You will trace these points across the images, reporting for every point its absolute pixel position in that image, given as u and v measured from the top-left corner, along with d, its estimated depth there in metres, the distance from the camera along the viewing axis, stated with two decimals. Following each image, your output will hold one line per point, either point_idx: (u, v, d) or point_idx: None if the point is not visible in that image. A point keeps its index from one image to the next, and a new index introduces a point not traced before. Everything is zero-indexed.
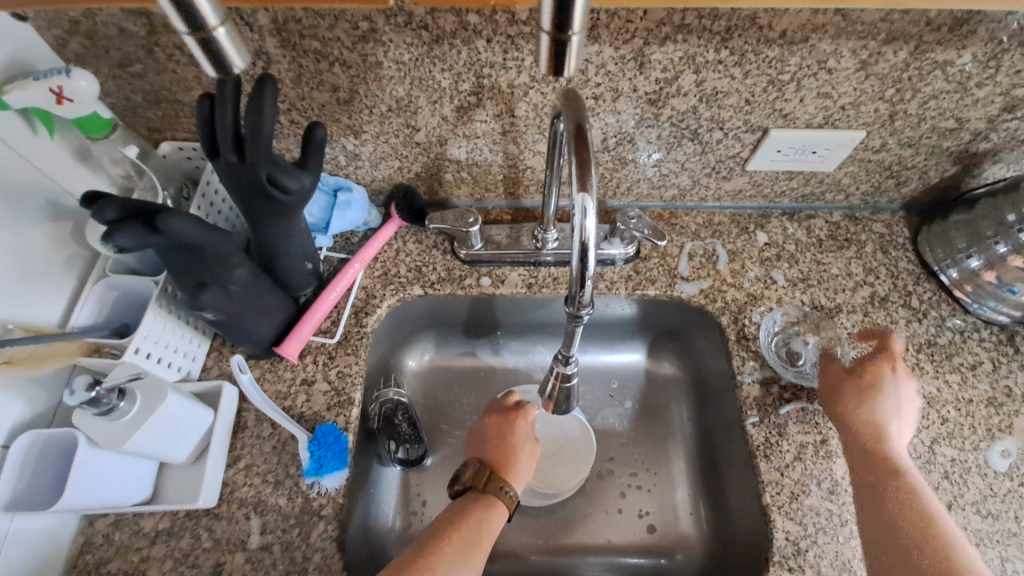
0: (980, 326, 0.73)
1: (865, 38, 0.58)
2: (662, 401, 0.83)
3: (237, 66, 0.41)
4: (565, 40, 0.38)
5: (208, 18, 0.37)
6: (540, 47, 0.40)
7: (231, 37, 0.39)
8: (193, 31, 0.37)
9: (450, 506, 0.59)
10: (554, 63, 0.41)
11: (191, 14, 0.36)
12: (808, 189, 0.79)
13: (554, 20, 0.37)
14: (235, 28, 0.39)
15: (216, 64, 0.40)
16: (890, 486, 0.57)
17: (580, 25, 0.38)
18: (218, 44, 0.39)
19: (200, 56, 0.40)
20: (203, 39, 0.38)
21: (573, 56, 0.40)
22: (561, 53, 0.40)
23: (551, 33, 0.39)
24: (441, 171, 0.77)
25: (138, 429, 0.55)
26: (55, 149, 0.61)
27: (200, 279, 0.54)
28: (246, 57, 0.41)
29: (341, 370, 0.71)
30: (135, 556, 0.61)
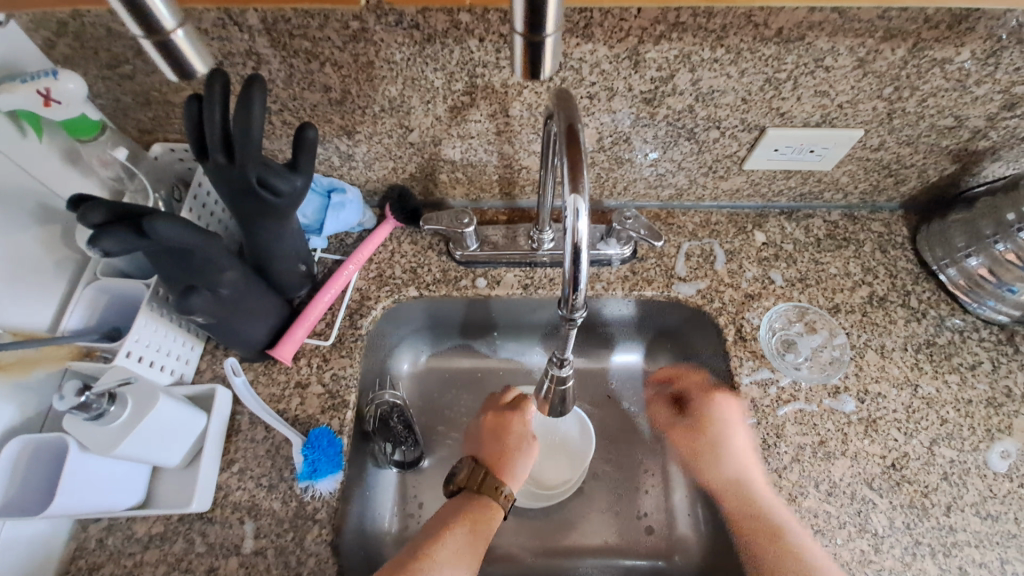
0: (979, 326, 0.73)
1: (863, 36, 0.57)
2: (660, 402, 0.83)
3: (199, 69, 0.40)
4: (539, 41, 0.38)
5: (164, 21, 0.37)
6: (513, 52, 0.40)
7: (191, 40, 0.39)
8: (149, 34, 0.37)
9: (446, 506, 0.60)
10: (529, 65, 0.40)
11: (144, 15, 0.36)
12: (806, 188, 0.79)
13: (527, 22, 0.37)
14: (194, 31, 0.39)
15: (176, 68, 0.40)
16: (762, 525, 0.62)
17: (554, 26, 0.38)
18: (176, 47, 0.38)
19: (159, 60, 0.40)
20: (159, 42, 0.38)
21: (548, 57, 0.40)
22: (536, 54, 0.39)
23: (523, 35, 0.38)
24: (435, 171, 0.77)
25: (129, 434, 0.54)
26: (44, 151, 0.60)
27: (190, 282, 0.54)
28: (208, 62, 0.41)
29: (336, 373, 0.70)
30: (129, 561, 0.60)
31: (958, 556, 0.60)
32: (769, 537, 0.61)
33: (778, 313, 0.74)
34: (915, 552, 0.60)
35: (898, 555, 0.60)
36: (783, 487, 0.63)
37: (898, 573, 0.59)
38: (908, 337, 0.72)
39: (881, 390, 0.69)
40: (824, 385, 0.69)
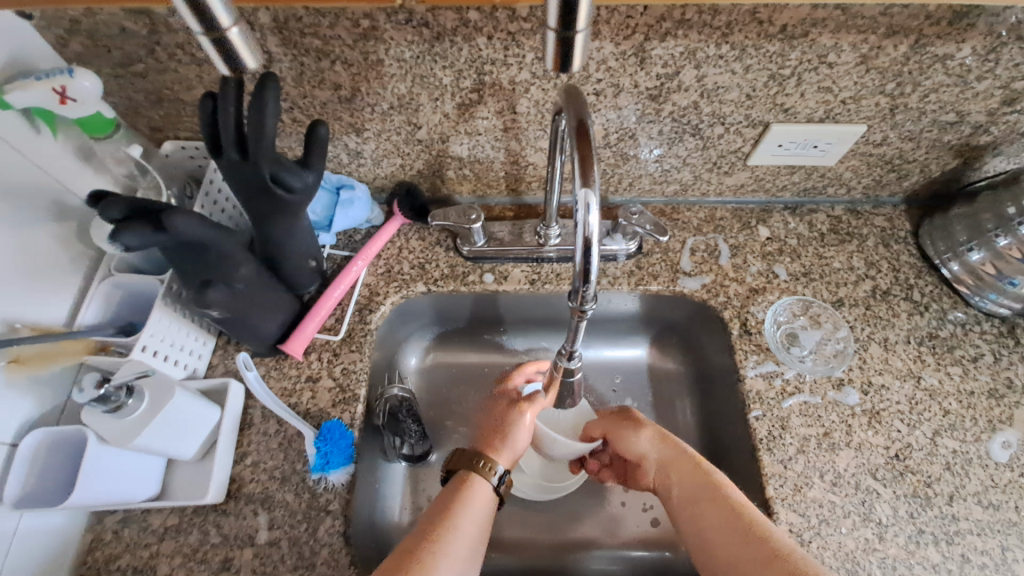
0: (980, 319, 0.74)
1: (865, 32, 0.58)
2: (665, 396, 0.84)
3: (249, 64, 0.42)
4: (571, 37, 0.39)
5: (221, 18, 0.38)
6: (546, 48, 0.41)
7: (244, 36, 0.41)
8: (207, 31, 0.39)
9: (444, 489, 0.60)
10: (560, 58, 0.41)
11: (204, 15, 0.38)
12: (809, 183, 0.79)
13: (559, 17, 0.38)
14: (246, 28, 0.41)
15: (229, 62, 0.42)
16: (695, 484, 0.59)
17: (584, 22, 0.39)
18: (231, 44, 0.40)
19: (214, 54, 0.41)
20: (216, 38, 0.40)
21: (579, 50, 0.41)
22: (567, 48, 0.40)
23: (556, 31, 0.39)
24: (443, 168, 0.78)
25: (146, 426, 0.56)
26: (59, 149, 0.61)
27: (206, 277, 0.55)
28: (257, 56, 0.42)
29: (346, 367, 0.71)
30: (145, 552, 0.61)
31: (961, 545, 0.61)
32: (707, 497, 0.57)
33: (782, 306, 0.75)
34: (918, 540, 0.61)
35: (902, 543, 0.61)
36: (787, 477, 0.64)
37: (902, 561, 0.60)
38: (911, 330, 0.73)
39: (885, 382, 0.70)
40: (828, 377, 0.70)
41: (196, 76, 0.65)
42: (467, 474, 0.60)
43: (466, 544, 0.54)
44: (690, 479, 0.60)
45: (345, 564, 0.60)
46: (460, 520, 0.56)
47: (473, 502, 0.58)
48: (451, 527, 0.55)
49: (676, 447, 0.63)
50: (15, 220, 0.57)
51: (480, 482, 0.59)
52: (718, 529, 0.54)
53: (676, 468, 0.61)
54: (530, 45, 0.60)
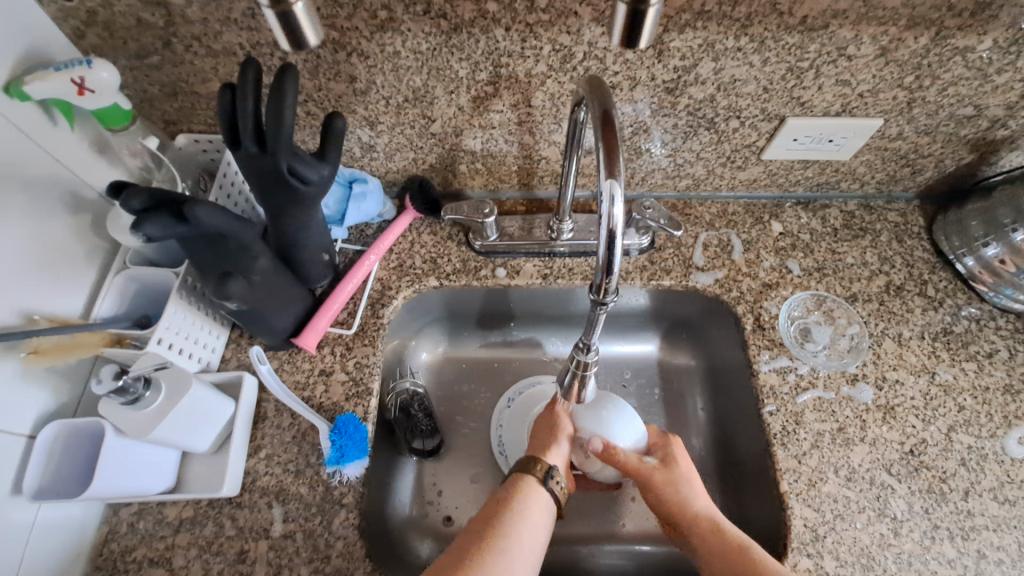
0: (996, 314, 0.74)
1: (886, 25, 0.58)
2: (677, 392, 0.84)
3: (311, 41, 0.42)
4: (642, 11, 0.38)
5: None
6: (614, 16, 0.41)
7: (308, 12, 0.40)
8: (273, 3, 0.38)
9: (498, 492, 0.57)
10: (628, 35, 0.41)
11: None
12: (823, 178, 0.79)
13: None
14: (312, 5, 0.40)
15: (291, 38, 0.41)
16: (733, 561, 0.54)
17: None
18: (296, 19, 0.39)
19: (277, 29, 0.41)
20: (281, 11, 0.39)
21: (647, 30, 0.40)
22: (639, 29, 0.40)
23: (630, 3, 0.39)
24: (455, 162, 0.77)
25: (163, 418, 0.56)
26: (75, 140, 0.61)
27: (224, 269, 0.55)
28: (319, 34, 0.42)
29: (359, 361, 0.71)
30: (160, 544, 0.61)
31: (976, 540, 0.60)
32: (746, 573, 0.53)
33: (796, 302, 0.75)
34: (933, 535, 0.61)
35: (917, 539, 0.60)
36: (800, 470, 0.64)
37: (918, 556, 0.60)
38: (925, 325, 0.73)
39: (899, 378, 0.69)
40: (842, 372, 0.70)
41: (211, 68, 0.65)
42: (522, 476, 0.58)
43: (520, 547, 0.52)
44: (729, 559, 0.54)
45: (360, 557, 0.60)
46: (514, 523, 0.53)
47: (529, 509, 0.55)
48: (503, 532, 0.52)
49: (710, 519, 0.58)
50: (33, 212, 0.57)
51: (534, 483, 0.57)
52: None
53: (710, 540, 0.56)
54: (548, 36, 0.60)
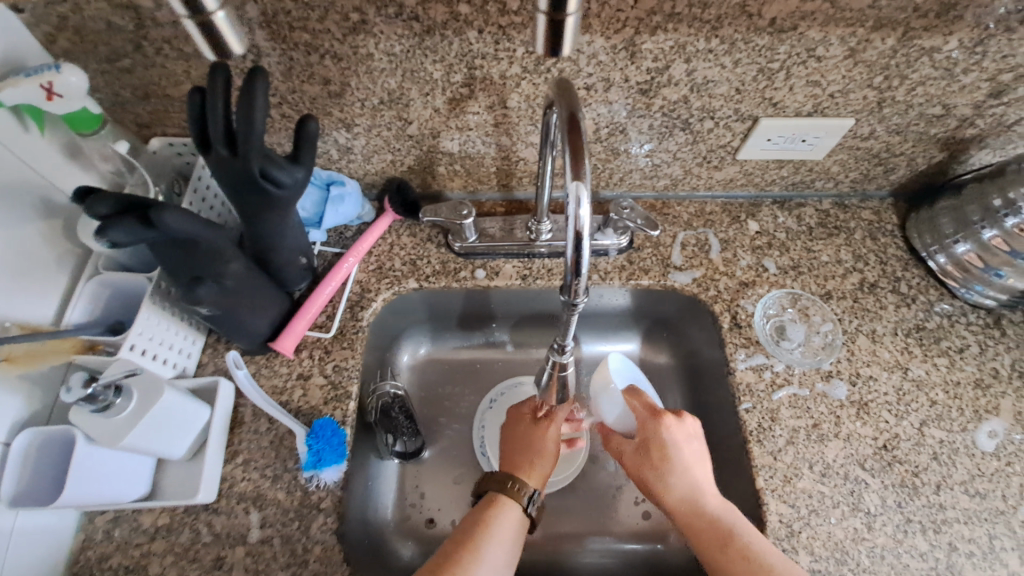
0: (967, 310, 0.75)
1: (854, 26, 0.58)
2: (657, 390, 0.84)
3: (234, 49, 0.43)
4: (560, 20, 0.39)
5: (209, 3, 0.39)
6: (535, 28, 0.41)
7: (229, 20, 0.41)
8: (192, 16, 0.39)
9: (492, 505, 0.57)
10: (550, 43, 0.41)
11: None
12: (798, 177, 0.80)
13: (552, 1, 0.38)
14: (232, 13, 0.41)
15: (214, 46, 0.42)
16: (724, 555, 0.54)
17: (579, 6, 0.39)
18: (217, 28, 0.41)
19: (198, 39, 0.42)
20: (201, 22, 0.40)
21: (568, 37, 0.41)
22: (559, 34, 0.40)
23: (549, 14, 0.39)
24: (434, 163, 0.77)
25: (134, 426, 0.55)
26: (46, 146, 0.60)
27: (196, 274, 0.54)
28: (242, 41, 0.43)
29: (338, 365, 0.71)
30: (136, 552, 0.61)
31: (948, 533, 0.61)
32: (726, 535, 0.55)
33: (771, 300, 0.75)
34: (906, 529, 0.62)
35: (890, 532, 0.61)
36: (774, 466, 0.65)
37: (891, 550, 0.60)
38: (898, 321, 0.74)
39: (872, 374, 0.70)
40: (817, 369, 0.71)
41: (183, 71, 0.64)
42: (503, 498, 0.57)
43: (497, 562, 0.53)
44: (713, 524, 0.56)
45: (338, 561, 0.60)
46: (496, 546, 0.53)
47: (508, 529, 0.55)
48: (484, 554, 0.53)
49: (700, 505, 0.57)
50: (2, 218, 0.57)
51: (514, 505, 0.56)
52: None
53: (700, 529, 0.56)
54: (521, 38, 0.60)
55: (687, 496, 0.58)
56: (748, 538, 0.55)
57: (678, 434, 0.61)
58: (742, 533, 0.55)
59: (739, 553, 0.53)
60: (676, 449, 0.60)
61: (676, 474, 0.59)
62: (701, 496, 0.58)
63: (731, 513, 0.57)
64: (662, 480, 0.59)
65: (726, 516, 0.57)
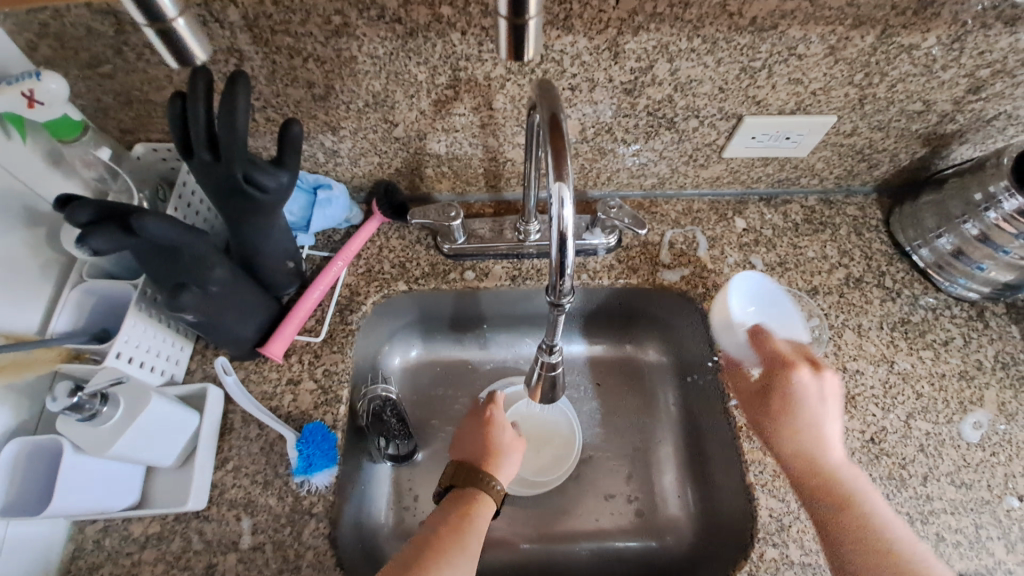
0: (951, 303, 0.76)
1: (833, 24, 0.59)
2: (649, 388, 0.84)
3: (197, 55, 0.43)
4: (522, 24, 0.39)
5: (167, 10, 0.39)
6: (498, 36, 0.41)
7: (190, 27, 0.41)
8: (151, 23, 0.40)
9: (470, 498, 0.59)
10: (513, 48, 0.41)
11: (149, 8, 0.38)
12: (783, 174, 0.81)
13: (509, 5, 0.38)
14: (193, 19, 0.42)
15: (177, 55, 0.43)
16: (837, 516, 0.56)
17: (535, 10, 0.39)
18: (178, 35, 0.41)
19: (160, 46, 0.42)
20: (161, 29, 0.40)
21: (531, 40, 0.41)
22: (520, 37, 0.41)
23: (508, 19, 0.39)
24: (421, 165, 0.77)
25: (122, 434, 0.55)
26: (27, 154, 0.59)
27: (180, 280, 0.54)
28: (205, 46, 0.43)
29: (327, 369, 0.71)
30: (127, 561, 0.60)
31: (935, 524, 0.62)
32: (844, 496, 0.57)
33: None
34: None
35: None
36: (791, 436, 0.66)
37: None
38: (884, 315, 0.75)
39: (859, 367, 0.71)
40: None
41: (165, 76, 0.64)
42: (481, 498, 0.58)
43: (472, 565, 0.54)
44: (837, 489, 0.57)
45: (331, 566, 0.60)
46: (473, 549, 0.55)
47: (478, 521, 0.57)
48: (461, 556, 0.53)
49: (822, 464, 0.59)
50: None
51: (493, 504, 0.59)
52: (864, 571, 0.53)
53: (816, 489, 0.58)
54: None
55: (806, 456, 0.60)
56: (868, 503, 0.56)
57: (811, 390, 0.62)
58: (864, 500, 0.56)
59: (855, 518, 0.55)
60: (810, 408, 0.61)
61: (801, 432, 0.61)
62: (825, 457, 0.59)
63: (858, 476, 0.58)
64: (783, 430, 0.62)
65: (852, 480, 0.58)
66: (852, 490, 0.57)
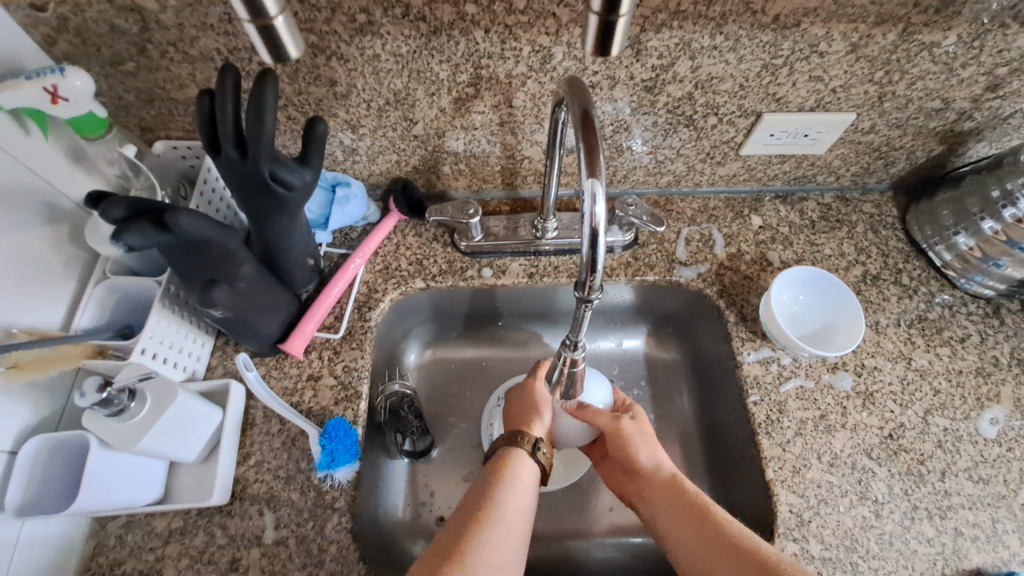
0: (967, 300, 0.76)
1: (856, 21, 0.59)
2: (664, 384, 0.85)
3: (293, 54, 0.42)
4: (612, 21, 0.40)
5: (269, 6, 0.38)
6: (586, 26, 0.41)
7: (290, 25, 0.41)
8: (253, 19, 0.39)
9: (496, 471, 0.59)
10: (599, 43, 0.42)
11: (254, 2, 0.38)
12: (800, 172, 0.81)
13: (604, 0, 0.38)
14: (292, 18, 0.41)
15: (272, 50, 0.42)
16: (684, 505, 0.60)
17: (627, 8, 0.39)
18: (277, 33, 0.40)
19: (258, 41, 0.41)
20: (262, 26, 0.40)
21: (619, 37, 0.41)
22: (608, 34, 0.41)
23: (599, 14, 0.40)
24: (439, 163, 0.78)
25: (149, 429, 0.55)
26: (49, 150, 0.59)
27: (208, 276, 0.54)
28: (301, 46, 0.43)
29: (347, 365, 0.71)
30: (150, 556, 0.61)
31: (953, 519, 0.63)
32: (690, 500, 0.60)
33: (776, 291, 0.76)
34: (913, 516, 0.63)
35: (898, 520, 0.62)
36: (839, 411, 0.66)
37: (898, 536, 0.61)
38: (901, 313, 0.75)
39: (877, 364, 0.71)
40: (823, 361, 0.72)
41: (188, 74, 0.64)
42: (509, 448, 0.61)
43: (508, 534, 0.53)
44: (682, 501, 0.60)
45: (354, 560, 0.60)
46: (514, 492, 0.57)
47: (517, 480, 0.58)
48: (500, 498, 0.55)
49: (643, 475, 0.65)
50: (8, 223, 0.57)
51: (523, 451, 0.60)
52: (693, 550, 0.56)
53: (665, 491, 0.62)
54: (527, 38, 0.60)
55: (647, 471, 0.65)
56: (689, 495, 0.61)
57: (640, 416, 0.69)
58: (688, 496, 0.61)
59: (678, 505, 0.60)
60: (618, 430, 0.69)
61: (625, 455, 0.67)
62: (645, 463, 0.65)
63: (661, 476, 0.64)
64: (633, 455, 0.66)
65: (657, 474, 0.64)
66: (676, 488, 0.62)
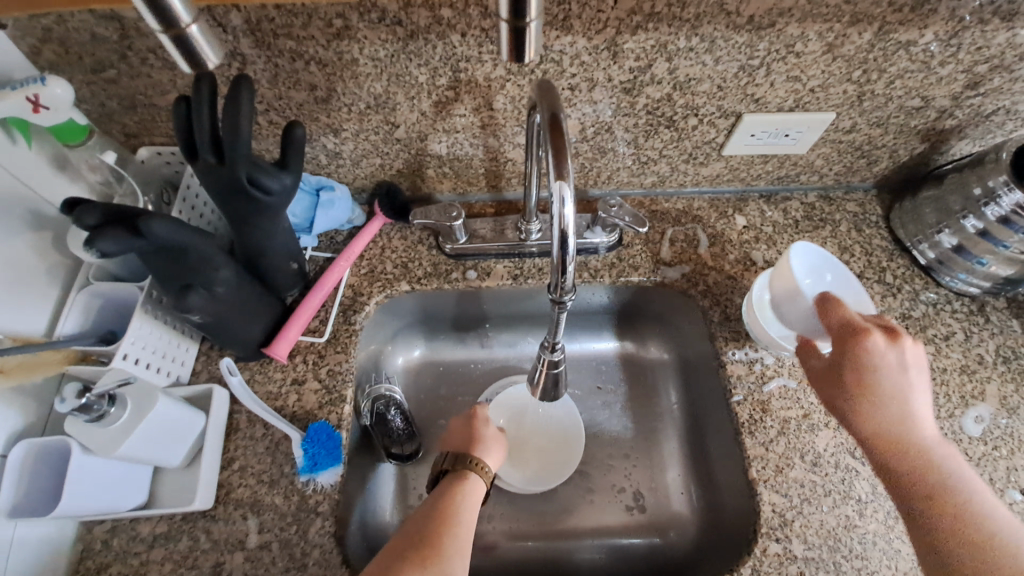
0: (952, 298, 0.76)
1: (830, 21, 0.59)
2: (651, 385, 0.85)
3: (211, 62, 0.44)
4: (522, 27, 0.40)
5: (181, 16, 0.40)
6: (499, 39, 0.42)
7: (205, 33, 0.42)
8: (166, 29, 0.40)
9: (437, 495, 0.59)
10: (513, 51, 0.42)
11: (165, 12, 0.39)
12: (783, 171, 0.81)
13: (510, 8, 0.39)
14: (207, 26, 0.42)
15: (189, 58, 0.43)
16: (928, 481, 0.53)
17: (535, 13, 0.40)
18: (191, 41, 0.41)
19: (173, 52, 0.43)
20: (175, 35, 0.41)
21: (531, 43, 0.42)
22: (520, 39, 0.41)
23: (508, 21, 0.40)
24: (422, 166, 0.78)
25: (129, 435, 0.56)
26: (33, 158, 0.60)
27: (185, 281, 0.55)
28: (218, 53, 0.44)
29: (332, 369, 0.71)
30: (135, 561, 0.61)
31: None
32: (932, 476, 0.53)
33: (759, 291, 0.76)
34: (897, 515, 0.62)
35: (881, 519, 0.62)
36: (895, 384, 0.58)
37: (882, 536, 0.61)
38: (884, 311, 0.75)
39: None
40: None
41: (169, 80, 0.65)
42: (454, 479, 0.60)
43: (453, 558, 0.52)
44: (926, 484, 0.53)
45: (337, 564, 0.60)
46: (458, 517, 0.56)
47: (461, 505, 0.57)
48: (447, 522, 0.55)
49: (918, 447, 0.54)
50: None
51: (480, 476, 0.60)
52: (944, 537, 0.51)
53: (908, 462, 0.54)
54: None
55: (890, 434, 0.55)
56: (943, 474, 0.53)
57: (895, 361, 0.56)
58: (952, 477, 0.53)
59: (923, 482, 0.53)
60: (891, 379, 0.56)
61: (890, 414, 0.55)
62: (889, 422, 0.55)
63: (946, 451, 0.54)
64: (873, 404, 0.56)
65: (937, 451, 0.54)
66: (935, 464, 0.53)
